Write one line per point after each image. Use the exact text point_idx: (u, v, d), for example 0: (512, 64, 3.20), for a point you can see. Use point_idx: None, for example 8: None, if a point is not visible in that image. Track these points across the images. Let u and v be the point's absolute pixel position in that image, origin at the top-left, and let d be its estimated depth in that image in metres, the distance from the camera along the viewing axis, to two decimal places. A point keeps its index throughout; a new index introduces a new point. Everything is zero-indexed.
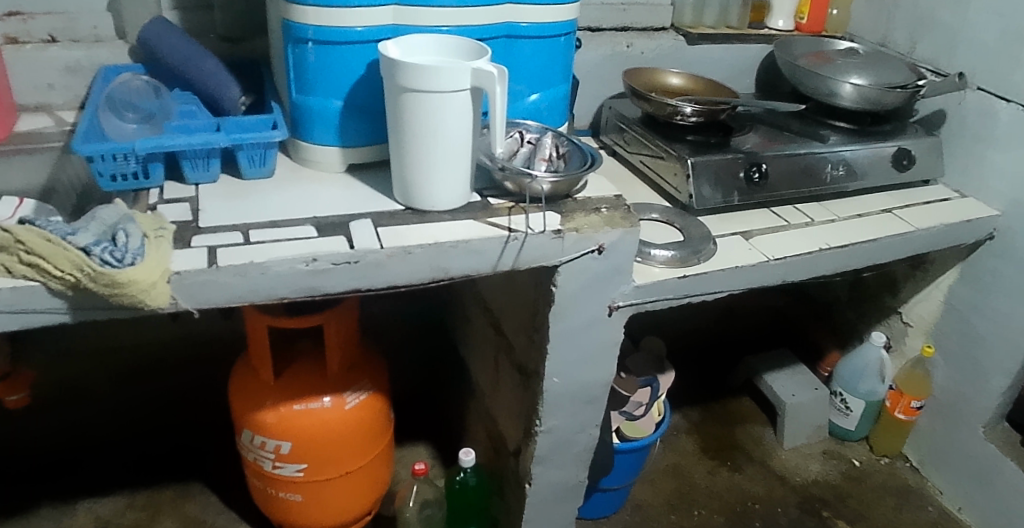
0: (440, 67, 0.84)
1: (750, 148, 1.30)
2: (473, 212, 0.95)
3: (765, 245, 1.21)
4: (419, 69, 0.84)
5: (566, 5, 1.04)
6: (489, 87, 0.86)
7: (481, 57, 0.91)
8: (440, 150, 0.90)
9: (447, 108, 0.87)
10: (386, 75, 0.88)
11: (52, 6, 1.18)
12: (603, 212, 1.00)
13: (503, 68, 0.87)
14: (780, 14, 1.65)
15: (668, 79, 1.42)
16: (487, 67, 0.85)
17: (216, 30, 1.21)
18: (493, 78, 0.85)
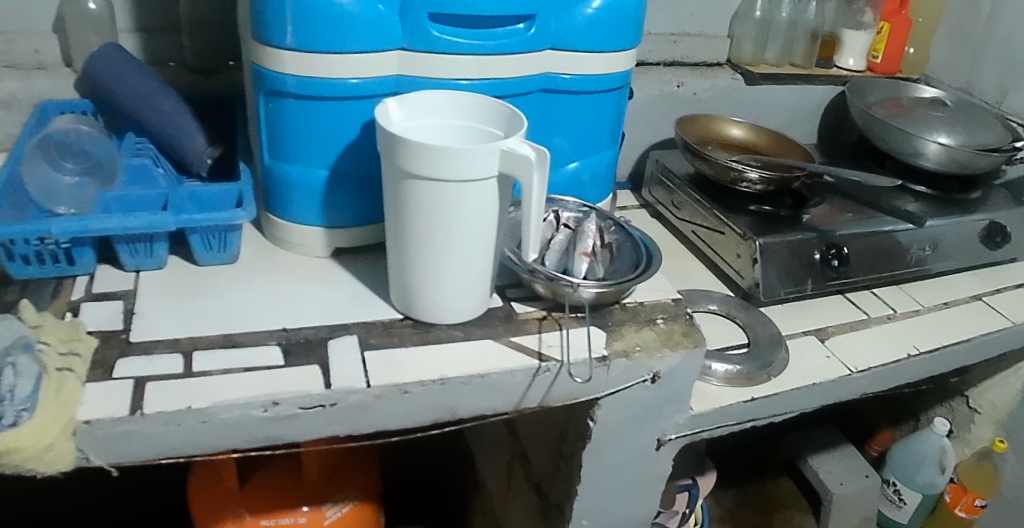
0: (458, 149, 0.61)
1: (827, 224, 1.07)
2: (491, 326, 0.73)
3: (844, 350, 0.98)
4: (428, 152, 0.62)
5: (618, 53, 0.82)
6: (524, 176, 0.63)
7: (513, 131, 0.68)
8: (452, 252, 0.68)
9: (464, 201, 0.65)
10: (382, 150, 0.66)
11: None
12: (659, 325, 0.78)
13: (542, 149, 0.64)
14: (853, 52, 1.42)
15: (728, 129, 1.19)
16: (522, 149, 0.62)
17: (185, 58, 0.99)
18: (530, 166, 0.62)
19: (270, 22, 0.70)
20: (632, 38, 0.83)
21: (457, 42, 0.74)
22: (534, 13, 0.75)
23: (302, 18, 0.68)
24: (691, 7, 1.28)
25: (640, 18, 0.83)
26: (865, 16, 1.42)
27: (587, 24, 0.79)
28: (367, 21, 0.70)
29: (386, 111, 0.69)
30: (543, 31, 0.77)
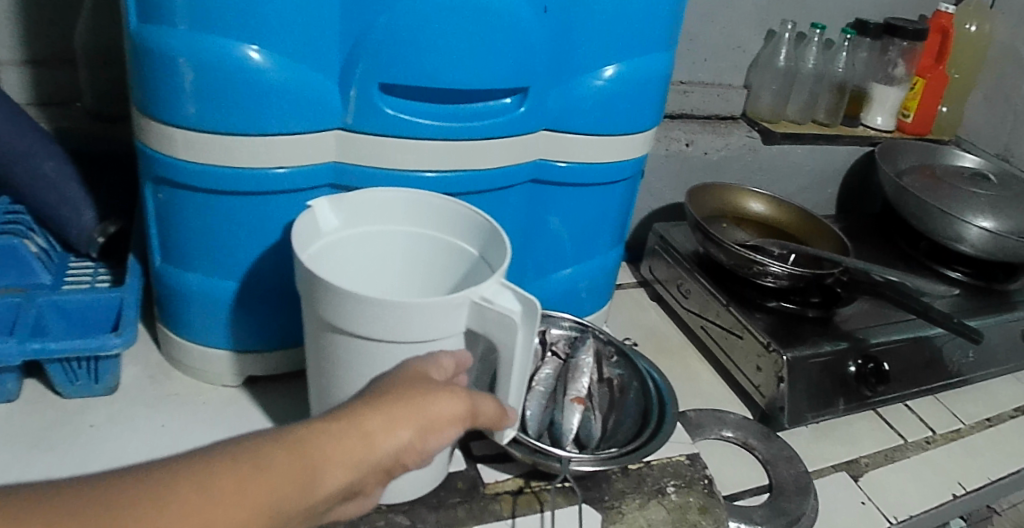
0: (402, 306, 0.42)
1: (863, 329, 0.88)
2: (447, 506, 0.55)
3: (880, 492, 0.78)
4: (363, 305, 0.43)
5: (632, 135, 0.64)
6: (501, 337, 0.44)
7: (494, 261, 0.50)
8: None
9: None
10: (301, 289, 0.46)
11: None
12: (669, 499, 0.59)
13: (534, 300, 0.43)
14: (882, 109, 1.19)
15: (748, 203, 1.01)
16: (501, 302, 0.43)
17: (83, 98, 0.79)
18: (512, 328, 0.43)
19: (159, 90, 0.50)
20: (652, 115, 0.65)
21: (421, 123, 0.55)
22: (528, 86, 0.57)
23: (203, 84, 0.49)
24: (704, 52, 1.08)
25: (663, 91, 0.64)
26: (897, 68, 1.18)
27: (597, 100, 0.60)
28: (296, 95, 0.51)
29: (315, 218, 0.50)
30: (538, 108, 0.59)
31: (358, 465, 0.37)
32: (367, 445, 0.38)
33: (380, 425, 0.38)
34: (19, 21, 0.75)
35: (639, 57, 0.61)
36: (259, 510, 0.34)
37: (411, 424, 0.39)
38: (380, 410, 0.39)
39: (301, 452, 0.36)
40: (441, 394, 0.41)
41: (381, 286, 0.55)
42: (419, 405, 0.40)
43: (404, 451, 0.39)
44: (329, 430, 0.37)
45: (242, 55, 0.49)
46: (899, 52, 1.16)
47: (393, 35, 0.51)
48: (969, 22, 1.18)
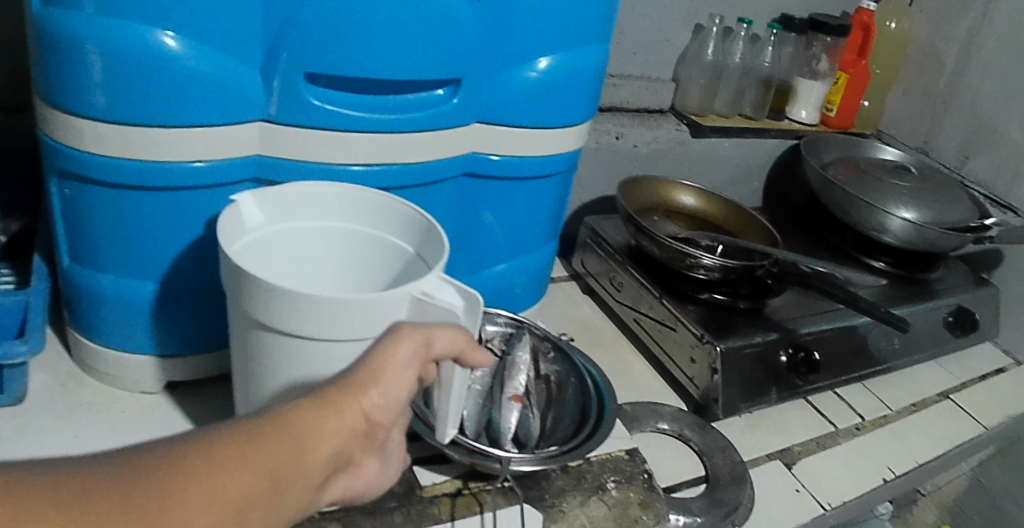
0: (336, 299, 0.40)
1: (793, 320, 0.89)
2: (384, 511, 0.53)
3: (813, 480, 0.79)
4: (294, 298, 0.40)
5: (566, 128, 0.63)
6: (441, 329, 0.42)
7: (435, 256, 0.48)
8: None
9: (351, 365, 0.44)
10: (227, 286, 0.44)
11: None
12: (609, 495, 0.58)
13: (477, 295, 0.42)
14: (807, 103, 1.18)
15: (679, 196, 1.00)
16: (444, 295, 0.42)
17: None
18: (453, 323, 0.41)
19: (61, 78, 0.46)
20: (586, 109, 0.64)
21: (349, 115, 0.52)
22: (460, 77, 0.55)
23: (111, 72, 0.46)
24: (634, 45, 1.05)
25: (597, 86, 0.64)
26: (821, 63, 1.17)
27: (532, 92, 0.59)
28: (214, 85, 0.48)
29: (241, 213, 0.47)
30: (471, 100, 0.57)
31: (338, 431, 0.36)
32: (341, 411, 0.37)
33: (346, 392, 0.37)
34: None
35: (572, 51, 0.60)
36: (250, 490, 0.33)
37: (377, 382, 0.38)
38: (345, 381, 0.38)
39: (280, 421, 0.35)
40: (398, 343, 0.39)
41: (313, 286, 0.52)
42: (380, 363, 0.38)
43: (379, 408, 0.38)
44: (304, 403, 0.36)
45: (156, 41, 0.45)
46: (823, 47, 1.16)
47: (318, 23, 0.49)
48: (890, 19, 1.21)
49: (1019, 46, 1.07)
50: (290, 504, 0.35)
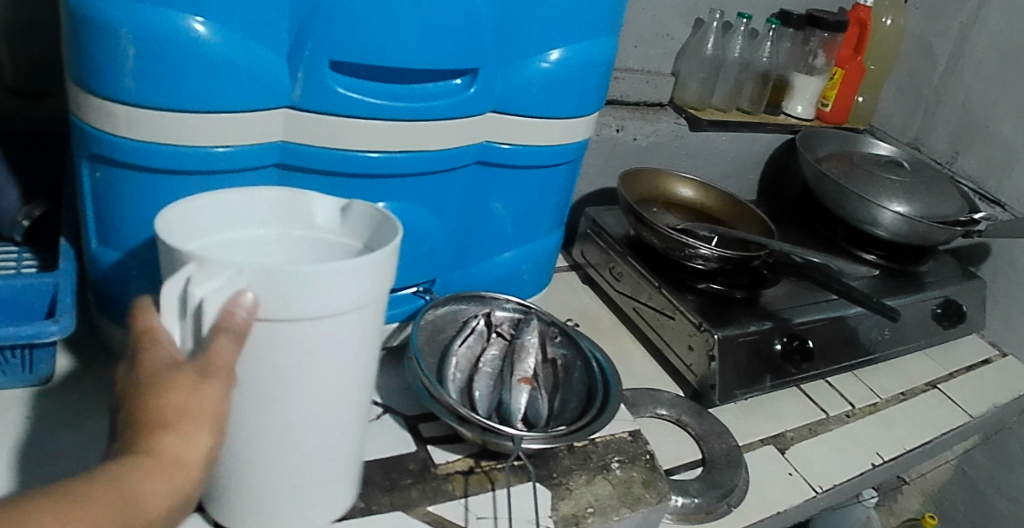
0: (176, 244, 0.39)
1: (787, 309, 0.91)
2: (400, 488, 0.55)
3: (806, 464, 0.81)
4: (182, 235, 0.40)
5: (575, 118, 0.65)
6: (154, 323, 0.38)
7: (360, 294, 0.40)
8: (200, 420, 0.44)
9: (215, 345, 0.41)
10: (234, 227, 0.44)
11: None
12: (614, 474, 0.61)
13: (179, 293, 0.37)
14: (803, 98, 1.20)
15: (678, 188, 1.02)
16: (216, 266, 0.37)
17: None
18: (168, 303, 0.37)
19: (93, 62, 0.48)
20: (594, 101, 0.66)
21: (371, 102, 0.54)
22: (476, 68, 0.57)
23: (142, 57, 0.47)
24: (635, 40, 1.07)
25: (606, 77, 0.65)
26: (817, 59, 1.19)
27: (544, 82, 0.61)
28: (242, 71, 0.50)
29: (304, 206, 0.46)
30: (487, 90, 0.59)
31: (168, 492, 0.35)
32: (170, 469, 0.35)
33: (168, 444, 0.36)
34: None
35: (583, 43, 0.62)
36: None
37: (204, 428, 0.37)
38: (161, 433, 0.36)
39: (110, 491, 0.33)
40: (211, 383, 0.37)
41: None
42: (196, 407, 0.36)
43: (211, 452, 0.38)
44: (130, 462, 0.34)
45: (188, 28, 0.47)
46: (820, 43, 1.17)
47: (342, 14, 0.51)
48: (886, 16, 1.21)
49: (1011, 46, 1.09)
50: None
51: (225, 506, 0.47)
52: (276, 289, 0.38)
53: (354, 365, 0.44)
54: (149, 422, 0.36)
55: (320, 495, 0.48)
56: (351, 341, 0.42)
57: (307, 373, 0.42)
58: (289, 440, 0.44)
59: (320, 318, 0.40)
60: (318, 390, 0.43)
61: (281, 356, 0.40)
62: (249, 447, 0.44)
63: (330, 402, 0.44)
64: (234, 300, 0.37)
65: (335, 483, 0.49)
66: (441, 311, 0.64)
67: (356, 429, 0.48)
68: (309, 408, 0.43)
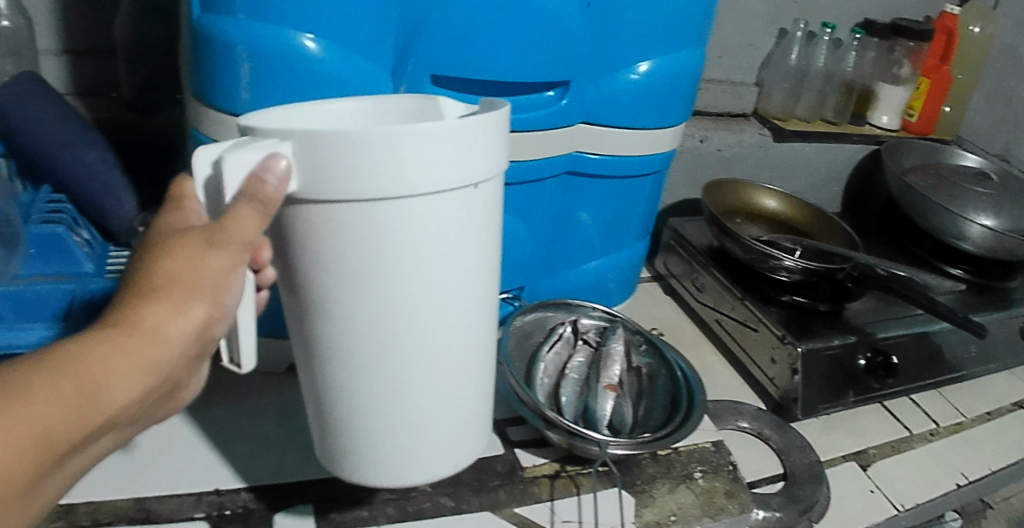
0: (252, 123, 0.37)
1: (870, 323, 0.88)
2: (488, 489, 0.57)
3: (888, 482, 0.79)
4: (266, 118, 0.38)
5: (664, 129, 0.66)
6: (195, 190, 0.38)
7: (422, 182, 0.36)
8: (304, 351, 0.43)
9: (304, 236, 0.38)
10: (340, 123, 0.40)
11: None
12: (696, 483, 0.61)
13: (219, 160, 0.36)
14: (888, 108, 1.17)
15: (762, 200, 1.01)
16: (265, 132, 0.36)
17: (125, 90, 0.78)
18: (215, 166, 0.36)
19: (216, 77, 0.52)
20: (682, 112, 0.66)
21: None
22: (568, 80, 0.59)
23: (264, 74, 0.51)
24: (719, 51, 1.07)
25: (693, 89, 0.66)
26: (903, 68, 1.15)
27: (634, 94, 0.62)
28: (350, 84, 0.53)
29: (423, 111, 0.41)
30: (578, 101, 0.61)
31: (146, 361, 0.38)
32: (152, 337, 0.38)
33: (155, 314, 0.38)
34: (60, 18, 0.76)
35: (672, 55, 0.62)
36: (59, 427, 0.35)
37: (194, 299, 0.39)
38: (153, 298, 0.38)
39: (89, 357, 0.37)
40: (211, 253, 0.38)
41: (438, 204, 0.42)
42: (189, 277, 0.38)
43: (200, 326, 0.40)
44: (118, 330, 0.38)
45: (300, 45, 0.50)
46: (905, 52, 1.14)
47: (443, 31, 0.53)
48: (974, 24, 1.16)
49: None
50: (101, 429, 0.38)
51: (333, 436, 0.46)
52: (318, 155, 0.35)
53: (432, 264, 0.39)
54: (144, 288, 0.38)
55: (420, 431, 0.44)
56: (424, 231, 0.38)
57: (371, 265, 0.38)
58: (362, 351, 0.41)
59: (377, 195, 0.36)
60: (391, 291, 0.39)
61: (343, 244, 0.38)
62: (333, 361, 0.42)
63: (404, 307, 0.40)
64: (266, 165, 0.35)
65: (433, 421, 0.45)
66: (528, 319, 0.66)
67: (453, 352, 0.43)
68: (375, 313, 0.40)
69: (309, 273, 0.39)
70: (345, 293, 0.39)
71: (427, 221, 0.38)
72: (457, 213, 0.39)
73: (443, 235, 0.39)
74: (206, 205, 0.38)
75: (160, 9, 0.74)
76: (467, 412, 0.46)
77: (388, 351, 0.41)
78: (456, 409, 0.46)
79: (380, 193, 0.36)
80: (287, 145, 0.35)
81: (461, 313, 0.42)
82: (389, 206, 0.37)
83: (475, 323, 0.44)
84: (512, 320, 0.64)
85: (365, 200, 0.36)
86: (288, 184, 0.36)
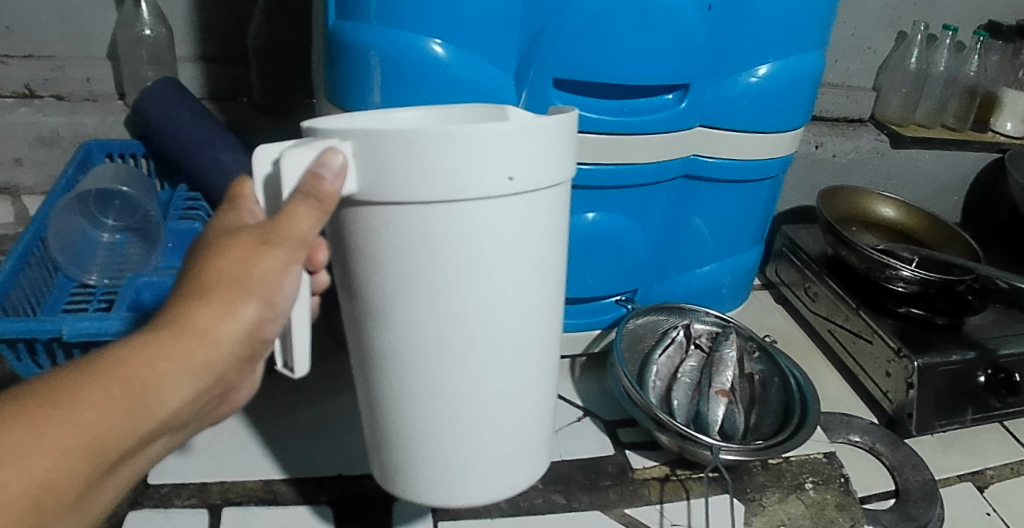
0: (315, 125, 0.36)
1: (992, 338, 0.84)
2: (599, 489, 0.57)
3: (1007, 505, 0.75)
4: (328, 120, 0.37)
5: (782, 133, 0.65)
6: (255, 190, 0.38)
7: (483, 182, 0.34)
8: (364, 358, 0.41)
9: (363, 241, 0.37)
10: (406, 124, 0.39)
11: (35, 48, 0.84)
12: (808, 494, 0.60)
13: (276, 156, 0.35)
14: (1013, 114, 1.10)
15: (879, 208, 0.98)
16: (327, 129, 0.35)
17: (261, 96, 0.85)
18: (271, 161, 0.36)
19: (352, 83, 0.55)
20: (802, 114, 0.65)
21: (588, 117, 0.58)
22: (688, 83, 0.59)
23: (401, 79, 0.53)
24: (835, 55, 1.05)
25: (813, 91, 0.65)
26: None
27: (752, 97, 0.61)
28: (476, 88, 0.54)
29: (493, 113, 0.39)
30: (697, 104, 0.61)
31: (197, 363, 0.35)
32: (202, 339, 0.35)
33: (205, 313, 0.36)
34: (209, 30, 0.85)
35: (793, 57, 0.61)
36: (106, 433, 0.32)
37: (244, 298, 0.36)
38: (206, 297, 0.36)
39: (133, 361, 0.33)
40: (270, 251, 0.36)
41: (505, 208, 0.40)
42: (245, 274, 0.36)
43: (255, 327, 0.37)
44: (164, 332, 0.35)
45: (429, 49, 0.52)
46: None
47: (568, 35, 0.54)
48: None
49: None
50: (151, 438, 0.35)
51: (386, 450, 0.44)
52: (376, 155, 0.34)
53: (490, 275, 0.37)
54: (196, 285, 0.36)
55: (477, 450, 0.42)
56: (483, 238, 0.36)
57: (429, 270, 0.36)
58: (416, 361, 0.39)
59: (436, 199, 0.34)
60: (446, 299, 0.37)
61: (401, 250, 0.36)
62: (388, 372, 0.40)
63: (461, 317, 0.38)
64: (322, 161, 0.33)
65: (494, 438, 0.42)
66: (641, 322, 0.66)
67: (513, 368, 0.41)
68: (433, 321, 0.38)
69: (368, 281, 0.38)
70: (401, 301, 0.38)
71: (492, 225, 0.36)
72: (520, 221, 0.37)
73: (502, 244, 0.37)
74: (263, 206, 0.37)
75: (292, 18, 0.80)
76: (523, 433, 0.44)
77: (443, 363, 0.39)
78: (517, 427, 0.43)
79: (439, 197, 0.34)
80: (348, 143, 0.34)
81: (521, 328, 0.40)
82: (448, 211, 0.35)
83: (536, 340, 0.41)
84: (624, 323, 0.64)
85: (423, 203, 0.35)
86: (346, 182, 0.34)
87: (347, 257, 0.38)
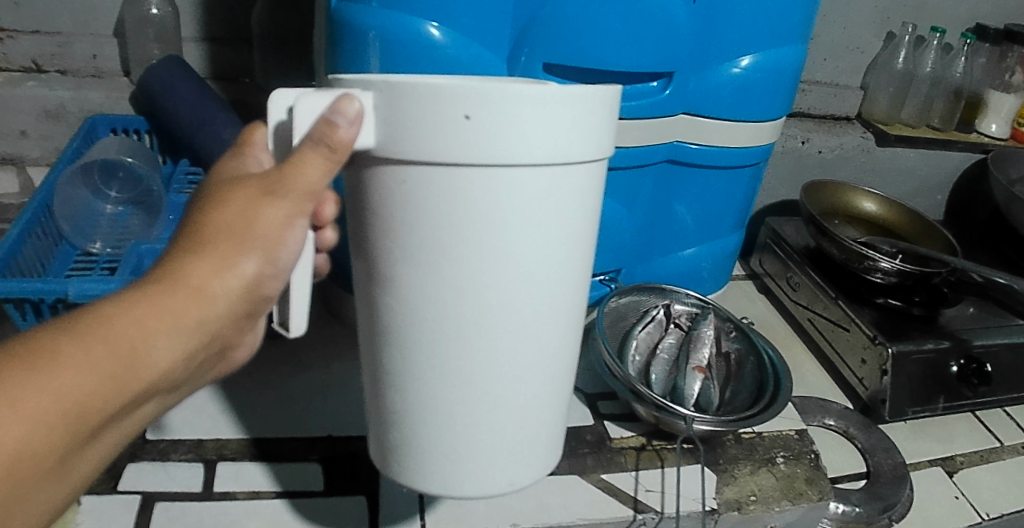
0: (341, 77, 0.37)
1: (965, 329, 0.87)
2: (578, 455, 0.60)
3: (974, 488, 0.78)
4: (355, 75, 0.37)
5: (763, 123, 0.68)
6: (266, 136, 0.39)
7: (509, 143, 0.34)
8: (365, 322, 0.42)
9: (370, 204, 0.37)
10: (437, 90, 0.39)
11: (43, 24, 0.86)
12: (778, 467, 0.62)
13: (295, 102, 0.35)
14: (997, 116, 1.13)
15: (861, 202, 1.01)
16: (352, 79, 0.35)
17: (264, 77, 0.87)
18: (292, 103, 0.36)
19: (351, 63, 0.57)
20: (782, 105, 0.68)
21: None
22: (672, 71, 0.62)
23: (397, 60, 0.56)
24: (823, 53, 1.08)
25: (794, 83, 0.67)
26: (1015, 76, 1.11)
27: (734, 87, 0.64)
28: (470, 67, 0.57)
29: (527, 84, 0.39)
30: (680, 92, 0.64)
31: (193, 316, 0.38)
32: (195, 294, 0.38)
33: (201, 268, 0.38)
34: (213, 11, 0.87)
35: (775, 49, 0.64)
36: (93, 388, 0.34)
37: (243, 252, 0.38)
38: (207, 250, 0.38)
39: (118, 317, 0.35)
40: (275, 201, 0.38)
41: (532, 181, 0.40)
42: (245, 227, 0.38)
43: (252, 282, 0.40)
44: (158, 287, 0.37)
45: (425, 32, 0.55)
46: (1017, 59, 1.10)
47: (558, 22, 0.56)
48: None
49: None
50: (142, 396, 0.37)
51: (389, 429, 0.43)
52: (396, 108, 0.34)
53: (512, 244, 0.37)
54: (196, 240, 0.39)
55: (485, 431, 0.41)
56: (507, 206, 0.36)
57: (449, 236, 0.36)
58: (431, 330, 0.39)
59: (458, 160, 0.34)
60: (466, 266, 0.37)
61: (418, 213, 0.36)
62: (397, 342, 0.40)
63: (480, 284, 0.37)
64: (338, 109, 0.34)
65: (505, 420, 0.42)
66: (623, 301, 0.69)
67: (530, 347, 0.40)
68: (452, 288, 0.37)
69: (380, 247, 0.38)
70: (415, 267, 0.37)
71: (517, 194, 0.36)
72: (550, 194, 0.36)
73: (526, 216, 0.36)
74: (274, 152, 0.38)
75: (295, 2, 0.83)
76: (533, 423, 0.43)
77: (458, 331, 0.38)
78: (529, 413, 0.42)
79: (462, 160, 0.34)
80: (367, 95, 0.35)
81: (544, 304, 0.39)
82: (471, 176, 0.35)
83: (555, 323, 0.41)
84: (606, 299, 0.67)
85: (445, 164, 0.34)
86: (361, 132, 0.35)
87: (357, 219, 0.39)
